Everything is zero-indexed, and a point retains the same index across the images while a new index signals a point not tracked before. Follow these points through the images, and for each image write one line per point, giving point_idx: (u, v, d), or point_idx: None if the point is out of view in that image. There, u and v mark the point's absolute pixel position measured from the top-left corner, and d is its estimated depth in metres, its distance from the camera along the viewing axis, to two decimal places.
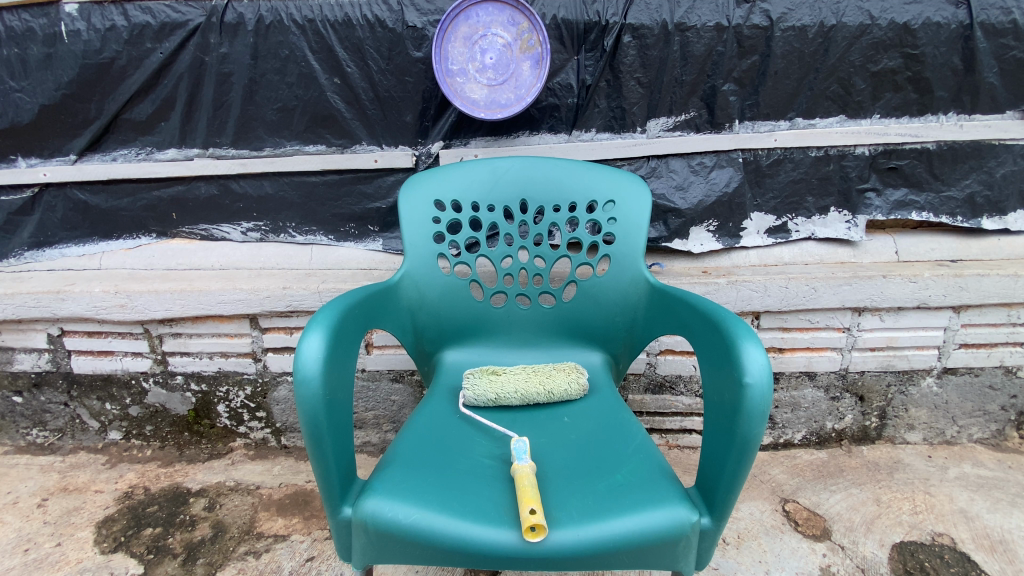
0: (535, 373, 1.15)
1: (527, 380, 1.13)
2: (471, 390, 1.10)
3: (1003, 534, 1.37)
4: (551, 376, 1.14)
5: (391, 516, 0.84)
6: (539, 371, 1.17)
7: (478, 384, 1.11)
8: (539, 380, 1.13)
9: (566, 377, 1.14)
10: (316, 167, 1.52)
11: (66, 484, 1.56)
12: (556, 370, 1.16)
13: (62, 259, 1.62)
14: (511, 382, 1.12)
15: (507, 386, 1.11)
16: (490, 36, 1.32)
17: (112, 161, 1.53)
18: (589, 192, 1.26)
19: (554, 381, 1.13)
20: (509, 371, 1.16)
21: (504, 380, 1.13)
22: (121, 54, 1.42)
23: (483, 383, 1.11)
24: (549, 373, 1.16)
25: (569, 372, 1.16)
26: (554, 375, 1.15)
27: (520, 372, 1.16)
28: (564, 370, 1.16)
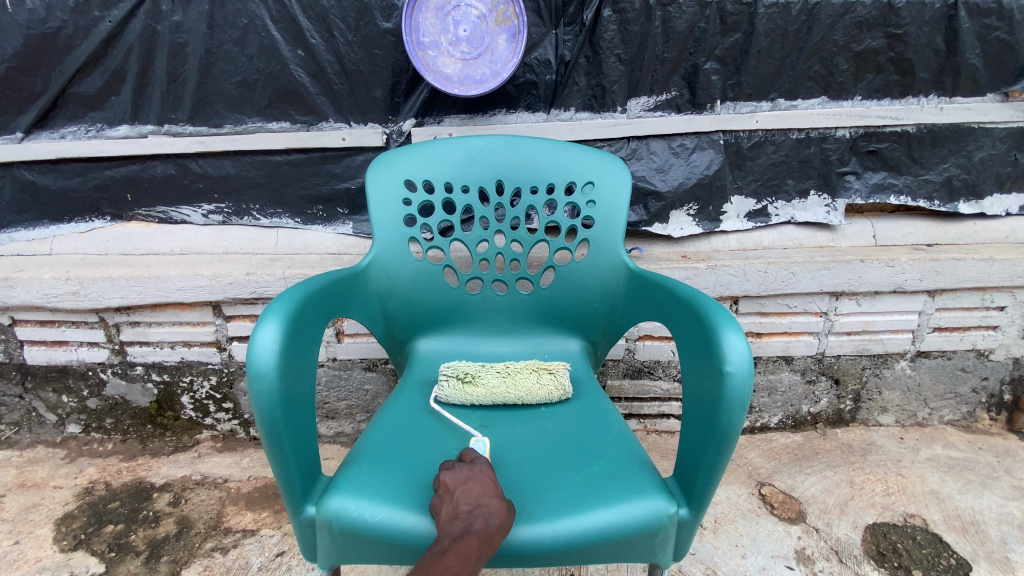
0: (516, 380, 1.07)
1: (505, 391, 1.05)
2: (442, 393, 1.06)
3: (974, 515, 1.40)
4: (530, 386, 1.06)
5: (356, 515, 0.80)
6: (517, 373, 1.09)
7: (450, 388, 1.06)
8: (519, 393, 1.05)
9: (548, 392, 1.06)
10: (280, 145, 1.44)
11: (22, 480, 1.49)
12: (539, 378, 1.07)
13: (9, 243, 1.52)
14: (487, 393, 1.05)
15: (482, 396, 1.05)
16: (463, 7, 1.25)
17: (60, 138, 1.43)
18: (567, 173, 1.22)
19: (532, 395, 1.05)
20: (487, 375, 1.08)
21: (481, 388, 1.06)
22: (66, 23, 1.32)
23: (456, 390, 1.06)
24: (528, 381, 1.07)
25: (554, 383, 1.06)
26: (535, 385, 1.06)
27: (498, 374, 1.09)
28: (548, 379, 1.07)
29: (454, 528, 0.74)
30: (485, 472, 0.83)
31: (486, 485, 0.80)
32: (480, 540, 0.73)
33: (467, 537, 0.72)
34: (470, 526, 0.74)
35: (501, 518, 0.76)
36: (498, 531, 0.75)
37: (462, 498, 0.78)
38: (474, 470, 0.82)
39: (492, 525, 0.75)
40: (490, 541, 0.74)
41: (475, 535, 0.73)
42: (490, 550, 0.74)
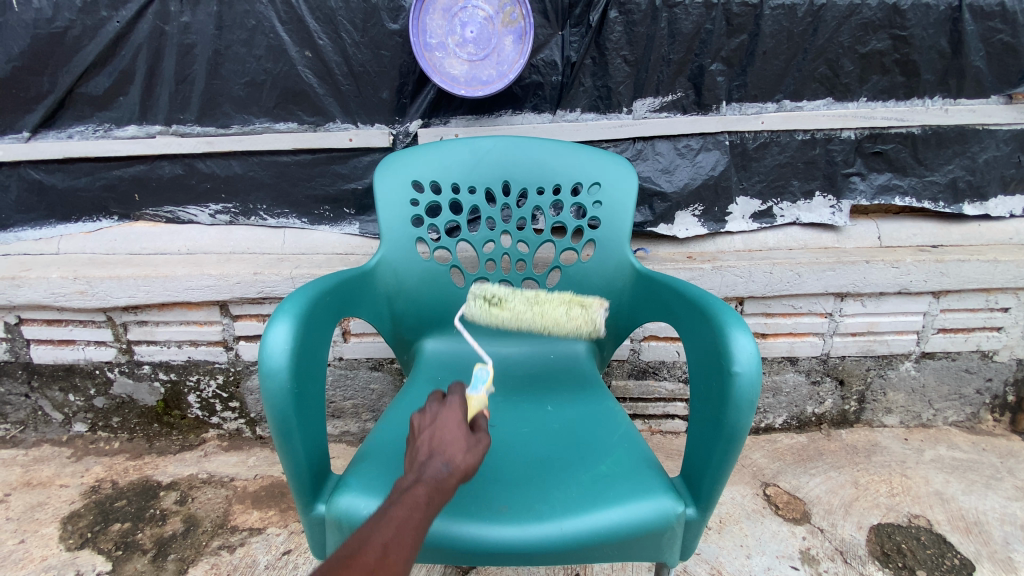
0: (544, 308, 0.96)
1: (531, 320, 0.96)
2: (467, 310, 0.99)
3: (978, 516, 1.40)
4: (558, 317, 0.94)
5: (366, 512, 0.81)
6: (547, 301, 0.97)
7: (474, 308, 0.98)
8: (545, 324, 0.95)
9: (576, 327, 0.94)
10: (287, 146, 1.45)
11: (29, 479, 1.49)
12: (570, 310, 0.95)
13: (17, 243, 1.53)
14: (511, 319, 0.96)
15: (504, 323, 0.97)
16: (470, 8, 1.25)
17: (68, 138, 1.44)
18: (573, 174, 1.22)
19: (559, 328, 0.95)
20: (516, 296, 0.98)
21: (506, 313, 0.96)
22: (75, 23, 1.32)
23: (479, 312, 0.98)
24: (557, 310, 0.95)
25: (584, 318, 0.94)
26: (563, 317, 0.94)
27: (525, 300, 0.97)
28: (579, 313, 0.94)
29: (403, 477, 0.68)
30: (453, 410, 0.76)
31: (450, 424, 0.73)
32: (428, 487, 0.66)
33: (415, 486, 0.66)
34: (422, 475, 0.68)
35: (457, 463, 0.69)
36: (452, 478, 0.69)
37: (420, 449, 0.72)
38: (442, 409, 0.76)
39: (444, 472, 0.68)
40: (445, 488, 0.68)
41: (424, 483, 0.67)
42: (442, 497, 0.68)
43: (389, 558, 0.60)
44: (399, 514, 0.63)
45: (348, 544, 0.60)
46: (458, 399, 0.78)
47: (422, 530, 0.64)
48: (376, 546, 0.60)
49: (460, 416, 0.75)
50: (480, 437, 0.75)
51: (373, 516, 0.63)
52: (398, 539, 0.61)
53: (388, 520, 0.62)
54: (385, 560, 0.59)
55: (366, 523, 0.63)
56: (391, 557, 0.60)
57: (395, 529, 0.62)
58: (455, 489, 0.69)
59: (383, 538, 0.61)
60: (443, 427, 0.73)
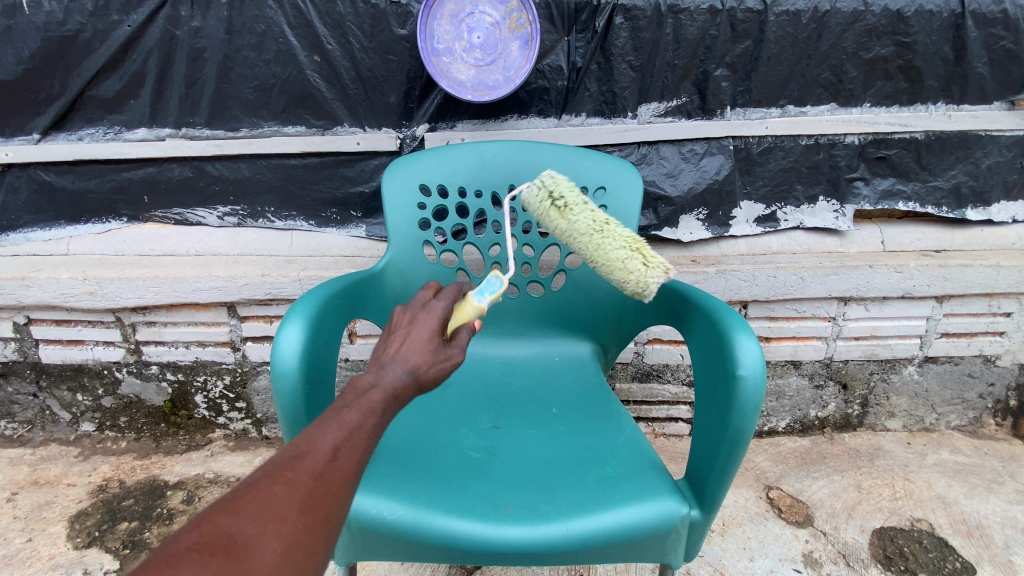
0: (602, 239, 0.87)
1: (586, 240, 0.89)
2: (531, 193, 0.97)
3: (980, 519, 1.40)
4: (610, 255, 0.85)
5: (374, 513, 0.82)
6: (612, 232, 0.88)
7: (538, 196, 0.95)
8: (596, 253, 0.87)
9: (625, 279, 0.84)
10: (295, 149, 1.46)
11: (37, 478, 1.51)
12: (628, 259, 0.84)
13: (27, 243, 1.55)
14: (565, 229, 0.91)
15: (557, 228, 0.92)
16: (477, 14, 1.27)
17: (78, 140, 1.45)
18: (579, 178, 1.23)
19: (609, 266, 0.86)
20: (580, 210, 0.90)
21: (563, 220, 0.91)
22: (85, 27, 1.33)
23: (540, 204, 0.95)
24: (615, 250, 0.85)
25: (637, 276, 0.82)
26: (618, 261, 0.84)
27: (590, 219, 0.90)
28: (635, 269, 0.82)
29: (362, 377, 0.68)
30: (428, 321, 0.75)
31: (420, 336, 0.73)
32: (385, 394, 0.66)
33: (371, 393, 0.66)
34: (379, 381, 0.67)
35: (419, 372, 0.70)
36: (410, 386, 0.69)
37: (389, 347, 0.73)
38: (418, 319, 0.76)
39: (403, 379, 0.69)
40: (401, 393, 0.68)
41: (379, 389, 0.66)
42: (398, 406, 0.68)
43: (338, 462, 0.57)
44: (350, 419, 0.62)
45: (292, 446, 0.57)
46: (439, 309, 0.77)
47: (372, 438, 0.63)
48: (323, 450, 0.57)
49: (432, 327, 0.75)
50: (450, 352, 0.75)
51: (323, 417, 0.61)
52: (348, 443, 0.60)
53: (339, 423, 0.61)
54: (332, 465, 0.57)
55: (314, 425, 0.60)
56: (341, 460, 0.57)
57: (345, 434, 0.60)
58: (412, 397, 0.70)
59: (332, 441, 0.59)
60: (414, 336, 0.73)
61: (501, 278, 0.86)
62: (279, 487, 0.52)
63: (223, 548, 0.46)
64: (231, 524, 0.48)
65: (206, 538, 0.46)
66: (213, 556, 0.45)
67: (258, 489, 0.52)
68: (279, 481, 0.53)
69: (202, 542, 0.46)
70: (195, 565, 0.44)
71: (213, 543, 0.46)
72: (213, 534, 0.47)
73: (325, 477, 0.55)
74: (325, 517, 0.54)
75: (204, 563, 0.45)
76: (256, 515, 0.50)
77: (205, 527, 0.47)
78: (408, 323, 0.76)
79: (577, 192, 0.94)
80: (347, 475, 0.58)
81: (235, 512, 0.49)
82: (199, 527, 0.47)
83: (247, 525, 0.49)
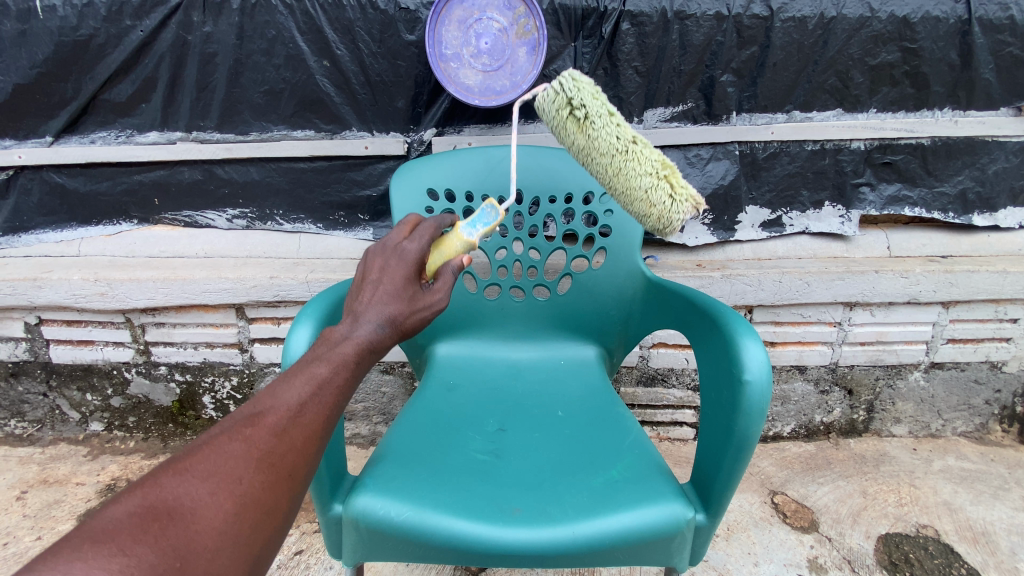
0: (626, 163, 0.81)
1: (606, 162, 0.82)
2: (546, 97, 0.83)
3: (986, 526, 1.40)
4: (637, 186, 0.81)
5: (382, 514, 0.82)
6: (640, 159, 0.81)
7: (555, 101, 0.82)
8: (619, 178, 0.83)
9: (647, 212, 0.83)
10: (304, 153, 1.48)
11: (46, 476, 1.52)
12: (654, 190, 0.81)
13: (39, 245, 1.57)
14: (584, 144, 0.83)
15: (576, 142, 0.83)
16: (485, 20, 1.28)
17: (91, 143, 1.47)
18: (585, 183, 1.24)
19: (631, 195, 0.83)
20: (604, 125, 0.81)
21: (583, 135, 0.82)
22: (99, 32, 1.35)
23: (558, 111, 0.82)
24: (641, 178, 0.81)
25: (660, 210, 0.81)
26: (642, 191, 0.81)
27: (618, 142, 0.81)
28: (659, 204, 0.81)
29: (333, 329, 0.65)
30: (401, 264, 0.71)
31: (394, 282, 0.69)
32: (359, 347, 0.64)
33: (343, 345, 0.64)
34: (352, 333, 0.65)
35: (398, 322, 0.68)
36: (389, 337, 0.67)
37: (363, 296, 0.69)
38: (390, 262, 0.71)
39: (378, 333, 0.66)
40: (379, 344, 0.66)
41: (353, 344, 0.64)
42: (373, 359, 0.66)
43: (300, 421, 0.57)
44: (319, 374, 0.60)
45: (254, 402, 0.56)
46: (413, 251, 0.73)
47: (342, 392, 0.61)
48: (285, 407, 0.56)
49: (407, 271, 0.71)
50: (433, 295, 0.72)
51: (291, 371, 0.60)
52: (313, 399, 0.58)
53: (306, 377, 0.60)
54: (294, 422, 0.56)
55: (277, 379, 0.59)
56: (303, 417, 0.57)
57: (310, 390, 0.59)
58: (392, 346, 0.68)
59: (296, 397, 0.58)
60: (389, 284, 0.69)
61: (496, 211, 0.83)
62: (234, 446, 0.52)
63: (169, 510, 0.47)
64: (180, 480, 0.48)
65: (152, 500, 0.46)
66: (159, 518, 0.46)
67: (210, 447, 0.51)
68: (235, 439, 0.53)
69: (147, 503, 0.46)
70: (137, 527, 0.44)
71: (159, 505, 0.46)
72: (159, 496, 0.47)
73: (285, 433, 0.55)
74: (285, 474, 0.54)
75: (149, 525, 0.45)
76: (206, 475, 0.50)
77: (151, 489, 0.47)
78: (378, 265, 0.71)
79: (600, 97, 0.82)
80: (310, 432, 0.57)
81: (186, 467, 0.49)
82: (145, 488, 0.47)
83: (196, 486, 0.49)
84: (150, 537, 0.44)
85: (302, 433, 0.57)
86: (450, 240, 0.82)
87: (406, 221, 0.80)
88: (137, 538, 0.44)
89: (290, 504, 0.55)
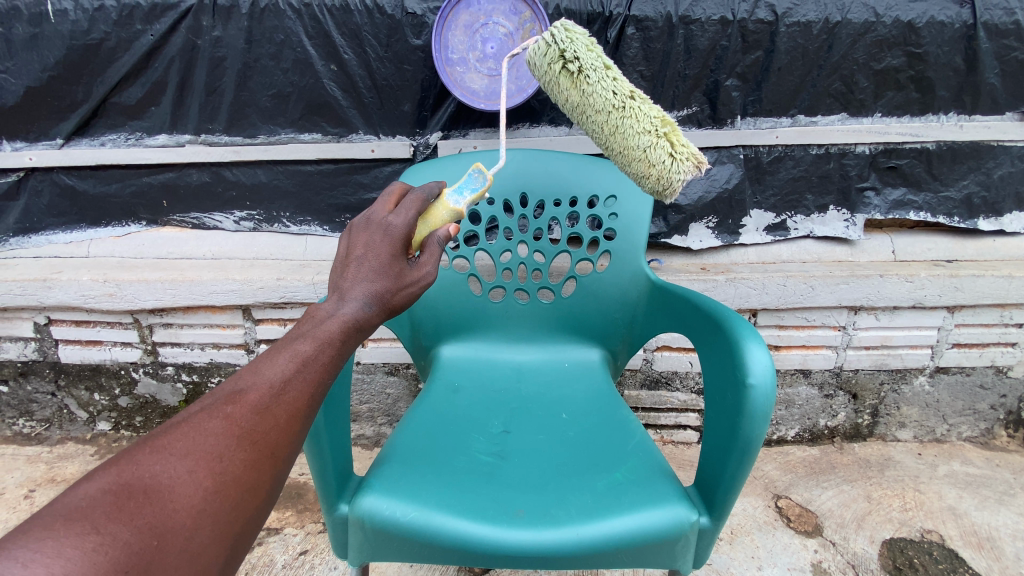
0: (622, 119, 0.82)
1: (602, 118, 0.84)
2: (538, 50, 0.86)
3: (991, 531, 1.39)
4: (631, 143, 0.82)
5: (388, 514, 0.83)
6: (633, 114, 0.82)
7: (548, 54, 0.84)
8: (616, 134, 0.84)
9: (646, 172, 0.83)
10: (311, 155, 1.50)
11: (54, 475, 1.54)
12: (651, 148, 0.81)
13: (48, 245, 1.58)
14: (579, 99, 0.85)
15: (570, 97, 0.86)
16: (491, 25, 1.29)
17: (101, 145, 1.49)
18: (590, 186, 1.25)
19: (628, 152, 0.84)
20: (598, 79, 0.83)
21: (577, 89, 0.85)
22: (109, 36, 1.37)
23: (549, 65, 0.85)
24: (637, 136, 0.82)
25: (659, 170, 0.81)
26: (640, 149, 0.82)
27: (610, 96, 0.83)
28: (658, 163, 0.81)
29: (319, 307, 0.63)
30: (387, 240, 0.70)
31: (380, 259, 0.68)
32: (344, 325, 0.62)
33: (329, 322, 0.61)
34: (337, 311, 0.62)
35: (386, 299, 0.66)
36: (377, 315, 0.65)
37: (348, 274, 0.66)
38: (374, 237, 0.70)
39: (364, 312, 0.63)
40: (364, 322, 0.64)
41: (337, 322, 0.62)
42: (359, 337, 0.64)
43: (282, 398, 0.55)
44: (303, 351, 0.58)
45: (235, 379, 0.55)
46: (399, 225, 0.72)
47: (328, 369, 0.59)
48: (267, 384, 0.54)
49: (393, 246, 0.70)
50: (420, 269, 0.72)
51: (275, 348, 0.58)
52: (298, 377, 0.56)
53: (290, 354, 0.57)
54: (277, 400, 0.54)
55: (259, 356, 0.56)
56: (286, 395, 0.55)
57: (295, 366, 0.56)
58: (379, 324, 0.66)
59: (279, 374, 0.55)
60: (375, 261, 0.67)
61: (483, 175, 0.86)
62: (214, 424, 0.51)
63: (146, 488, 0.46)
64: (156, 458, 0.47)
65: (127, 478, 0.45)
66: (135, 496, 0.45)
67: (189, 425, 0.50)
68: (215, 416, 0.51)
69: (121, 482, 0.45)
70: (111, 506, 0.44)
71: (135, 483, 0.45)
72: (135, 474, 0.46)
73: (267, 411, 0.53)
74: (267, 453, 0.53)
75: (125, 504, 0.44)
76: (184, 453, 0.48)
77: (127, 466, 0.46)
78: (363, 239, 0.70)
79: (595, 49, 0.84)
80: (294, 410, 0.55)
81: (163, 447, 0.48)
82: (120, 465, 0.46)
83: (174, 463, 0.48)
84: (125, 515, 0.43)
85: (286, 410, 0.55)
86: (437, 209, 0.83)
87: (389, 193, 0.79)
88: (111, 517, 0.43)
89: (273, 482, 0.54)
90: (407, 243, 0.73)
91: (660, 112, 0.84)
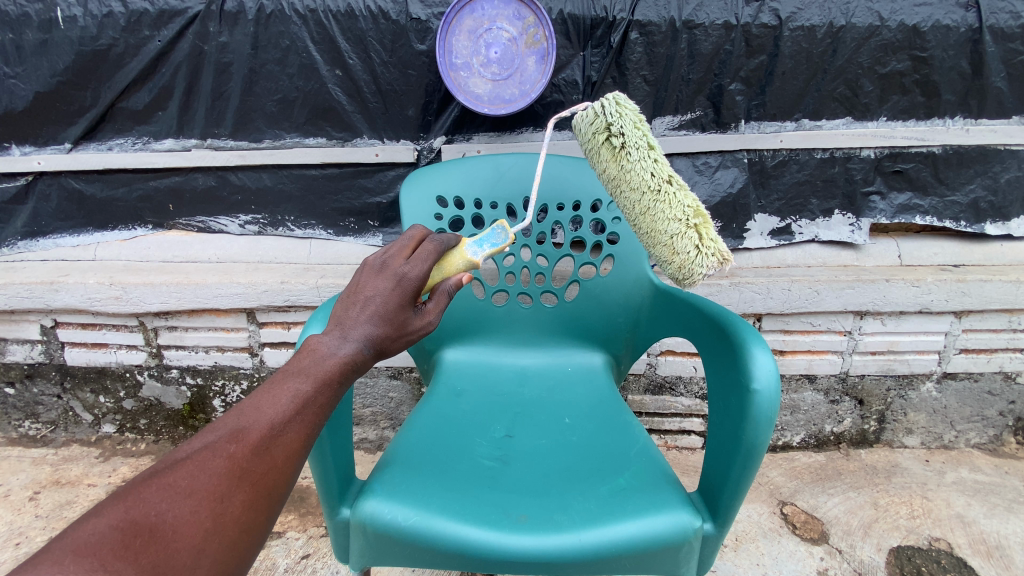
0: (655, 202, 0.82)
1: (636, 196, 0.84)
2: (587, 118, 0.88)
3: (1000, 540, 1.37)
4: (662, 223, 0.81)
5: (390, 518, 0.83)
6: (669, 200, 0.81)
7: (595, 124, 0.86)
8: (646, 215, 0.84)
9: (669, 259, 0.82)
10: (315, 160, 1.50)
11: (58, 477, 1.54)
12: (679, 236, 0.80)
13: (56, 249, 1.60)
14: (616, 173, 0.86)
15: (609, 169, 0.87)
16: (495, 30, 1.29)
17: (108, 150, 1.50)
18: (592, 191, 1.25)
19: (656, 235, 0.83)
20: (638, 158, 0.83)
21: (615, 163, 0.86)
22: (117, 41, 1.38)
23: (595, 134, 0.87)
24: (667, 223, 0.81)
25: (683, 259, 0.79)
26: (668, 235, 0.81)
27: (649, 177, 0.82)
28: (682, 253, 0.79)
29: (320, 341, 0.63)
30: (398, 291, 0.67)
31: (387, 304, 0.66)
32: (342, 363, 0.62)
33: (326, 362, 0.62)
34: (335, 349, 0.63)
35: (383, 343, 0.66)
36: (372, 356, 0.66)
37: (352, 311, 0.65)
38: (385, 285, 0.67)
39: (365, 356, 0.64)
40: (362, 355, 0.64)
41: (335, 357, 0.62)
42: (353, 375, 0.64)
43: (281, 439, 0.56)
44: (304, 391, 0.59)
45: (237, 416, 0.55)
46: (414, 277, 0.69)
47: (323, 410, 0.60)
48: (266, 424, 0.55)
49: (403, 297, 0.68)
50: (424, 319, 0.71)
51: (272, 382, 0.58)
52: (297, 418, 0.57)
53: (289, 395, 0.58)
54: (275, 442, 0.55)
55: (260, 391, 0.57)
56: (284, 437, 0.56)
57: (294, 408, 0.57)
58: (371, 364, 0.66)
59: (279, 415, 0.56)
60: (379, 305, 0.66)
61: (506, 233, 0.83)
62: (216, 464, 0.52)
63: (151, 525, 0.47)
64: (160, 498, 0.48)
65: (134, 515, 0.46)
66: (141, 533, 0.46)
67: (192, 463, 0.51)
68: (218, 455, 0.52)
69: (129, 517, 0.46)
70: (118, 543, 0.45)
71: (142, 520, 0.46)
72: (142, 510, 0.47)
73: (266, 455, 0.54)
74: (263, 494, 0.54)
75: (130, 541, 0.45)
76: (188, 492, 0.49)
77: (134, 502, 0.47)
78: (372, 282, 0.67)
79: (641, 127, 0.85)
80: (291, 451, 0.57)
81: (167, 487, 0.49)
82: (128, 501, 0.47)
83: (178, 502, 0.49)
84: (131, 553, 0.44)
85: (282, 451, 0.56)
86: (452, 256, 0.80)
87: (410, 237, 0.74)
88: (117, 555, 0.44)
89: (268, 521, 0.55)
90: (418, 292, 0.70)
91: (696, 203, 0.82)
